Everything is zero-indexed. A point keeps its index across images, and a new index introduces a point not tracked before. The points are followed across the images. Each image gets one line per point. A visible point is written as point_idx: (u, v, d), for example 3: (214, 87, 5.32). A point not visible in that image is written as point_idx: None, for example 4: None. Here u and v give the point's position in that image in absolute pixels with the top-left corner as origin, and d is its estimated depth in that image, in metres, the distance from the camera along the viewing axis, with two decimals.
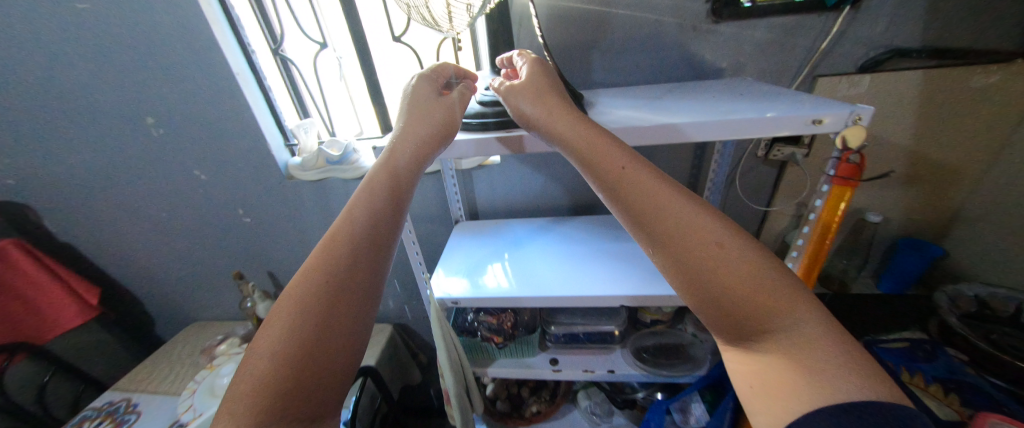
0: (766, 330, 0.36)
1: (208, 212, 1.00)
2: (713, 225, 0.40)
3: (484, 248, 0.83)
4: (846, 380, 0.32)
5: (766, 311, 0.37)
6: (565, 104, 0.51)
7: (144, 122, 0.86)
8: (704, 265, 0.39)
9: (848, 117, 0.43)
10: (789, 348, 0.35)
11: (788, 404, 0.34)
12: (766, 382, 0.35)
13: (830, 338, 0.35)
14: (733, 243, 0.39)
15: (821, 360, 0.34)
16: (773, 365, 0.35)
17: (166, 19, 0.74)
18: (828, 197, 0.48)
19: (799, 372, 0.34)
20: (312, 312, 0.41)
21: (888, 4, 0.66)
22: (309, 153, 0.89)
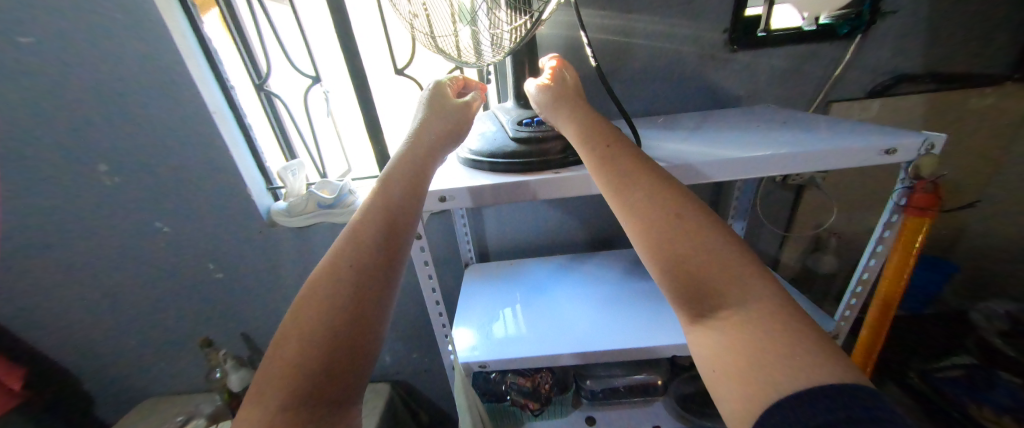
0: (724, 304, 0.32)
1: (171, 271, 0.86)
2: (685, 199, 0.37)
3: (501, 295, 0.74)
4: (804, 361, 0.28)
5: (722, 283, 0.33)
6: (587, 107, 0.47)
7: (96, 170, 0.73)
8: (664, 234, 0.35)
9: (922, 146, 0.40)
10: (745, 324, 0.30)
11: (752, 391, 0.28)
12: (728, 365, 0.30)
13: (788, 317, 0.30)
14: (693, 214, 0.36)
15: (778, 339, 0.29)
16: (730, 344, 0.30)
17: (130, 53, 0.65)
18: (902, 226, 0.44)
19: (754, 350, 0.29)
20: (323, 326, 0.34)
21: (895, 31, 0.67)
22: (296, 196, 0.79)
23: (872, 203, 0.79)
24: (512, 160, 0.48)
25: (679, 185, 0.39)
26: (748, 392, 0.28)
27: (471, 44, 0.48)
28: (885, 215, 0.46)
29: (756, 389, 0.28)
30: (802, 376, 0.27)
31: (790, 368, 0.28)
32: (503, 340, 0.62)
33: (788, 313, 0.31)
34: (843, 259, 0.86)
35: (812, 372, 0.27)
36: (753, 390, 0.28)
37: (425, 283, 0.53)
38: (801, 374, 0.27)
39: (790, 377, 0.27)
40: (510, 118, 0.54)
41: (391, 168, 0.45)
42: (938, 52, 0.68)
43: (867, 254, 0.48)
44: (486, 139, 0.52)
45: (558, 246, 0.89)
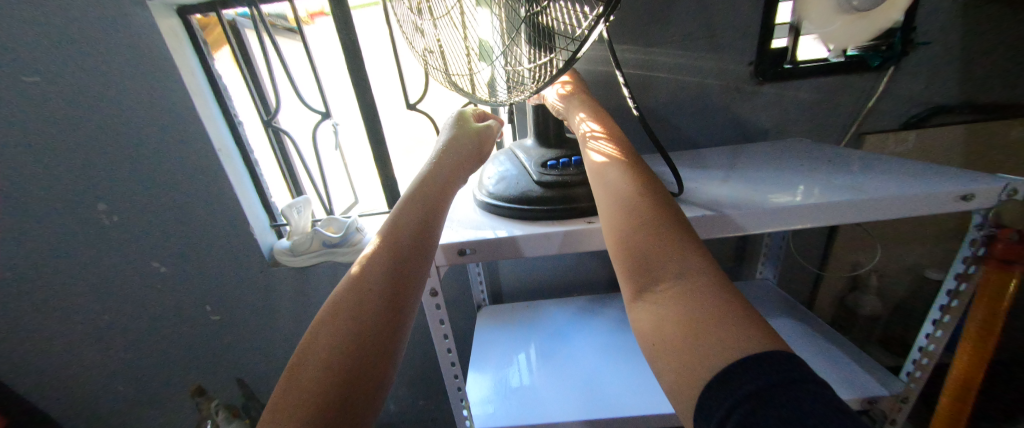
0: (665, 276, 0.31)
1: (166, 314, 0.81)
2: (650, 183, 0.37)
3: (518, 343, 0.68)
4: (733, 333, 0.26)
5: (665, 254, 0.31)
6: (602, 118, 0.46)
7: (95, 210, 0.70)
8: (623, 209, 0.35)
9: (1001, 192, 0.37)
10: (684, 298, 0.29)
11: (686, 367, 0.27)
12: (666, 340, 0.29)
13: (727, 291, 0.29)
14: (654, 194, 0.35)
15: (711, 309, 0.28)
16: (665, 315, 0.29)
17: (137, 91, 0.63)
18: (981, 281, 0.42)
19: (687, 320, 0.28)
20: (333, 352, 0.31)
21: (929, 62, 0.64)
22: (301, 235, 0.75)
23: (913, 239, 0.74)
24: (542, 207, 0.44)
25: (648, 174, 0.38)
26: (683, 365, 0.27)
27: (484, 84, 0.44)
28: (959, 266, 0.44)
29: (687, 363, 0.27)
30: (731, 350, 0.26)
31: (720, 342, 0.26)
32: (522, 400, 0.55)
33: (729, 289, 0.29)
34: (884, 300, 0.79)
35: (741, 343, 0.26)
36: (683, 365, 0.27)
37: (439, 342, 0.47)
38: (729, 347, 0.26)
39: (718, 351, 0.26)
40: (532, 159, 0.50)
41: (409, 194, 0.42)
42: (975, 83, 0.65)
43: (939, 307, 0.45)
44: (508, 181, 0.48)
45: (576, 284, 0.84)
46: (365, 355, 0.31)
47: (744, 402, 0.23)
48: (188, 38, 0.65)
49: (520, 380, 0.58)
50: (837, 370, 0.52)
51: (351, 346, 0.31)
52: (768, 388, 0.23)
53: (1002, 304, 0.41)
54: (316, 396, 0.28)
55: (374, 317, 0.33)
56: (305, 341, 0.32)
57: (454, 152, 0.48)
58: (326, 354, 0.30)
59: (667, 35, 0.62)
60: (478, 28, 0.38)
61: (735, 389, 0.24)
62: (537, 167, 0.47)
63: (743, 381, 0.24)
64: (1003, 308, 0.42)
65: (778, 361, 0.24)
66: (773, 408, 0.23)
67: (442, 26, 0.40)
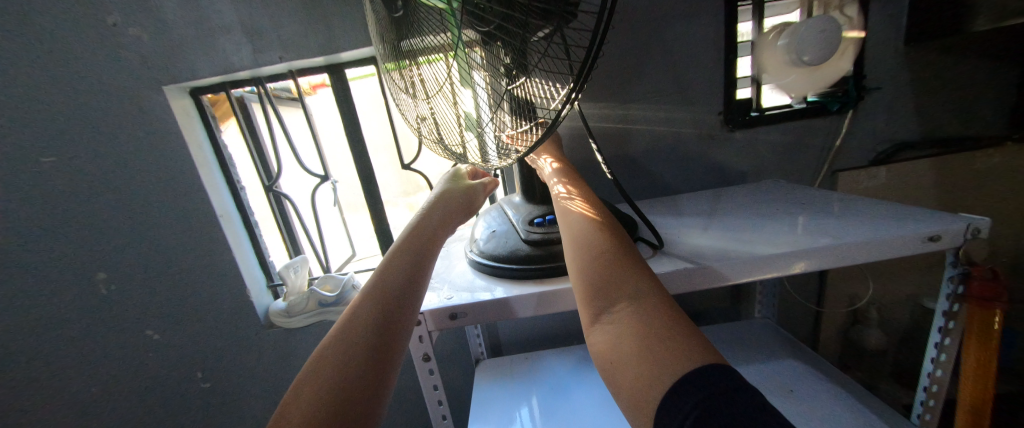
0: (621, 298, 0.34)
1: (152, 387, 0.78)
2: (609, 218, 0.41)
3: (518, 398, 0.65)
4: (682, 350, 0.30)
5: (623, 279, 0.34)
6: (570, 170, 0.51)
7: (91, 279, 0.71)
8: (585, 242, 0.38)
9: (966, 230, 0.39)
10: (638, 318, 0.32)
11: (644, 386, 0.29)
12: (622, 358, 0.31)
13: (675, 310, 0.32)
14: (612, 229, 0.40)
15: (662, 328, 0.31)
16: (623, 333, 0.32)
17: (147, 165, 0.67)
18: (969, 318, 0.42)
19: (642, 337, 0.31)
20: (316, 400, 0.32)
21: (883, 103, 0.69)
22: (296, 295, 0.75)
23: (903, 270, 0.75)
24: (531, 267, 0.45)
25: (607, 211, 0.43)
26: (638, 381, 0.30)
27: (477, 148, 0.47)
28: (944, 303, 0.44)
29: (643, 378, 0.29)
30: (681, 366, 0.29)
31: (670, 359, 0.29)
32: None
33: (677, 309, 0.32)
34: (887, 333, 0.78)
35: (688, 359, 0.29)
36: (639, 381, 0.30)
37: (433, 407, 0.47)
38: (678, 363, 0.29)
39: (668, 368, 0.29)
40: (520, 216, 0.53)
41: (398, 243, 0.45)
42: (931, 120, 0.70)
43: (934, 346, 0.45)
44: (498, 239, 0.50)
45: (575, 332, 0.83)
46: (345, 404, 0.32)
47: (693, 413, 0.26)
48: (198, 115, 0.71)
49: None
50: (845, 413, 0.50)
51: (332, 392, 0.32)
52: (711, 398, 0.27)
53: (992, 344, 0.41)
54: None
55: (359, 368, 0.33)
56: (290, 397, 0.32)
57: (443, 203, 0.50)
58: (309, 411, 0.31)
59: (639, 91, 0.68)
60: (467, 102, 0.42)
61: (684, 403, 0.27)
62: (523, 227, 0.49)
63: (690, 394, 0.27)
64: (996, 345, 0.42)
65: (717, 373, 0.28)
66: (716, 417, 0.26)
67: (435, 102, 0.44)
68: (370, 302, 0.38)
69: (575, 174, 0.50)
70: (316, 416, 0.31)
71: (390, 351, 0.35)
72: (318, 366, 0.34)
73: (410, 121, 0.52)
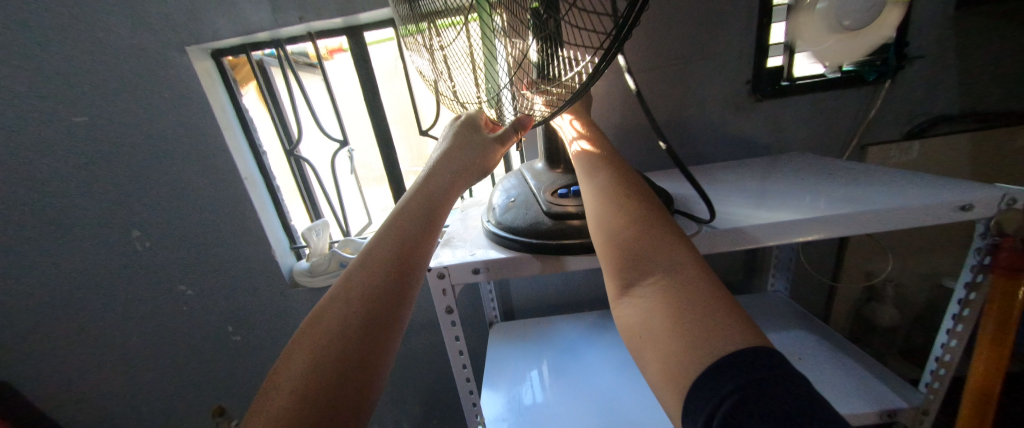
0: (654, 271, 0.34)
1: (191, 336, 0.85)
2: (644, 190, 0.40)
3: (531, 359, 0.68)
4: (718, 329, 0.29)
5: (655, 252, 0.34)
6: (597, 136, 0.50)
7: (130, 236, 0.75)
8: (615, 211, 0.38)
9: (1000, 201, 0.38)
10: (672, 292, 0.32)
11: (679, 363, 0.29)
12: (654, 330, 0.31)
13: (713, 288, 0.31)
14: (641, 198, 0.39)
15: (697, 305, 0.30)
16: (655, 306, 0.32)
17: (174, 126, 0.69)
18: (994, 288, 0.41)
19: (675, 312, 0.31)
20: (333, 331, 0.35)
21: (924, 74, 0.65)
22: (319, 256, 0.78)
23: (926, 247, 0.73)
24: (550, 240, 0.44)
25: (640, 182, 0.42)
26: (667, 356, 0.30)
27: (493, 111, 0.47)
28: (968, 275, 0.44)
29: (675, 353, 0.29)
30: (715, 347, 0.28)
31: (704, 339, 0.29)
32: (537, 417, 0.56)
33: (716, 287, 0.32)
34: (902, 311, 0.78)
35: (724, 340, 0.28)
36: (667, 357, 0.30)
37: (454, 358, 0.49)
38: (713, 343, 0.29)
39: (705, 346, 0.29)
40: (543, 183, 0.52)
41: (417, 199, 0.45)
42: (976, 92, 0.66)
43: (952, 316, 0.45)
44: (518, 209, 0.49)
45: (587, 300, 0.85)
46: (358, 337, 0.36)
47: (728, 397, 0.26)
48: (219, 77, 0.71)
49: (531, 398, 0.59)
50: (852, 383, 0.52)
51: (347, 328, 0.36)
52: (749, 385, 0.26)
53: (1014, 315, 0.41)
54: (311, 361, 0.34)
55: (371, 317, 0.37)
56: (309, 325, 0.37)
57: (456, 160, 0.48)
58: (321, 341, 0.35)
59: (662, 58, 0.66)
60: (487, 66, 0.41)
61: (718, 388, 0.27)
62: (546, 201, 0.48)
63: (726, 377, 0.27)
64: (1015, 315, 0.41)
65: (757, 357, 0.27)
66: (752, 406, 0.26)
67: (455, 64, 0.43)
68: (388, 258, 0.40)
69: (603, 141, 0.49)
70: (328, 350, 0.34)
71: (398, 306, 0.38)
72: (332, 305, 0.37)
73: (425, 81, 0.51)
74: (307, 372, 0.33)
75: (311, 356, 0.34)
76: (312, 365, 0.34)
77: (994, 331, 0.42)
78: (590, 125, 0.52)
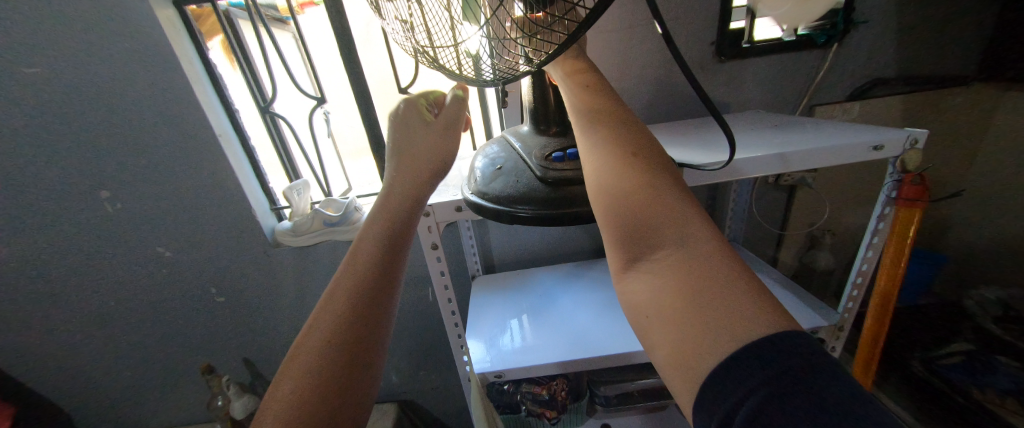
0: (664, 247, 0.33)
1: (174, 298, 0.85)
2: (655, 153, 0.38)
3: (511, 306, 0.74)
4: (743, 310, 0.29)
5: (667, 225, 0.33)
6: (596, 80, 0.44)
7: (99, 199, 0.73)
8: (622, 175, 0.36)
9: (906, 141, 0.45)
10: (690, 267, 0.31)
11: (707, 346, 0.29)
12: (684, 304, 0.30)
13: (729, 270, 0.31)
14: (647, 159, 0.37)
15: (710, 287, 0.30)
16: (664, 282, 0.32)
17: (139, 80, 0.66)
18: (895, 218, 0.49)
19: (692, 292, 0.30)
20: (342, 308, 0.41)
21: (868, 38, 0.71)
22: (301, 216, 0.79)
23: (859, 199, 0.83)
24: (533, 209, 0.45)
25: (646, 138, 0.39)
26: (687, 334, 0.30)
27: (465, 70, 0.42)
28: (878, 208, 0.51)
29: (700, 334, 0.29)
30: (730, 334, 0.28)
31: (716, 325, 0.29)
32: (515, 351, 0.62)
33: (733, 269, 0.31)
34: (837, 255, 0.89)
35: (755, 322, 0.28)
36: (678, 339, 0.30)
37: (437, 277, 0.55)
38: (727, 330, 0.28)
39: (737, 327, 0.28)
40: (531, 147, 0.53)
41: (396, 188, 0.48)
42: (911, 57, 0.73)
43: (864, 247, 0.52)
44: (507, 177, 0.49)
45: (562, 254, 0.91)
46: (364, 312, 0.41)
47: (754, 390, 0.26)
48: (184, 27, 0.68)
49: (505, 338, 0.65)
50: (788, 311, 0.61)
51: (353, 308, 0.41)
52: (783, 374, 0.26)
53: (907, 238, 0.50)
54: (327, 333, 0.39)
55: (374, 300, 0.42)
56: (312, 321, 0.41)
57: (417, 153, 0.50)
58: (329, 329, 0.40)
59: (636, 16, 0.68)
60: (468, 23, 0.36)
61: (742, 381, 0.27)
62: (538, 166, 0.48)
63: (748, 370, 0.27)
64: (909, 239, 0.50)
65: (793, 344, 0.27)
66: (794, 390, 0.26)
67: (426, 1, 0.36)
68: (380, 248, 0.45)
69: (600, 86, 0.44)
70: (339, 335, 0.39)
71: (392, 288, 0.45)
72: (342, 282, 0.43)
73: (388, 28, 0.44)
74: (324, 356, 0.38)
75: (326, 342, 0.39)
76: (336, 330, 0.39)
77: (893, 253, 0.51)
78: (579, 62, 0.46)
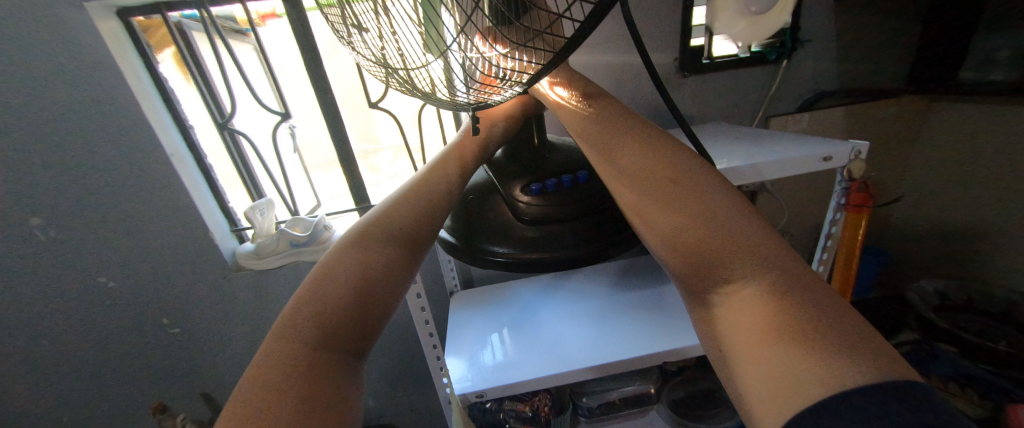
0: (732, 277, 0.27)
1: (117, 332, 0.78)
2: (694, 167, 0.32)
3: (490, 321, 0.73)
4: (842, 352, 0.21)
5: (728, 255, 0.27)
6: (605, 107, 0.41)
7: (28, 227, 0.66)
8: (663, 202, 0.31)
9: (850, 152, 0.48)
10: (765, 302, 0.25)
11: (786, 393, 0.22)
12: (761, 341, 0.24)
13: (817, 301, 0.24)
14: (691, 179, 0.31)
15: (794, 315, 0.23)
16: (737, 322, 0.26)
17: (76, 93, 0.60)
18: (843, 223, 0.53)
19: (771, 330, 0.24)
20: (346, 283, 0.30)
21: (813, 55, 0.78)
22: (265, 237, 0.75)
23: (811, 203, 0.89)
24: (502, 252, 0.45)
25: (681, 154, 0.33)
26: (768, 381, 0.23)
27: (438, 96, 0.36)
28: (829, 214, 0.55)
29: (781, 380, 0.22)
30: (819, 357, 0.21)
31: (799, 349, 0.22)
32: (498, 366, 0.61)
33: (834, 305, 0.24)
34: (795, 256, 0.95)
35: (855, 367, 0.20)
36: (766, 387, 0.23)
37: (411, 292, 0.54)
38: (813, 352, 0.21)
39: (831, 372, 0.21)
40: (502, 169, 0.53)
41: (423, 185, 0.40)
42: (850, 72, 0.80)
43: (820, 249, 0.57)
44: (479, 210, 0.49)
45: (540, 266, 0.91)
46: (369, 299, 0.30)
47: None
48: (128, 39, 0.63)
49: (483, 355, 0.64)
50: None
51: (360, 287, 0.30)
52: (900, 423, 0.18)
53: (857, 240, 0.55)
54: (323, 306, 0.28)
55: (389, 292, 0.31)
56: (296, 302, 0.29)
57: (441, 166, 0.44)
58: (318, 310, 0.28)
59: (605, 34, 0.71)
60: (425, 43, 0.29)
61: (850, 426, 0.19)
62: (511, 202, 0.48)
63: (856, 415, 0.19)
64: (859, 238, 0.55)
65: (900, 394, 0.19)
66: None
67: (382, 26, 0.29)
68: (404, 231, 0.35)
69: (612, 111, 0.40)
70: (332, 327, 0.28)
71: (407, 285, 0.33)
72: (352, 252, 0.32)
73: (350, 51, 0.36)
74: (305, 354, 0.26)
75: (308, 336, 0.27)
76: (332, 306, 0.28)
77: (845, 254, 0.56)
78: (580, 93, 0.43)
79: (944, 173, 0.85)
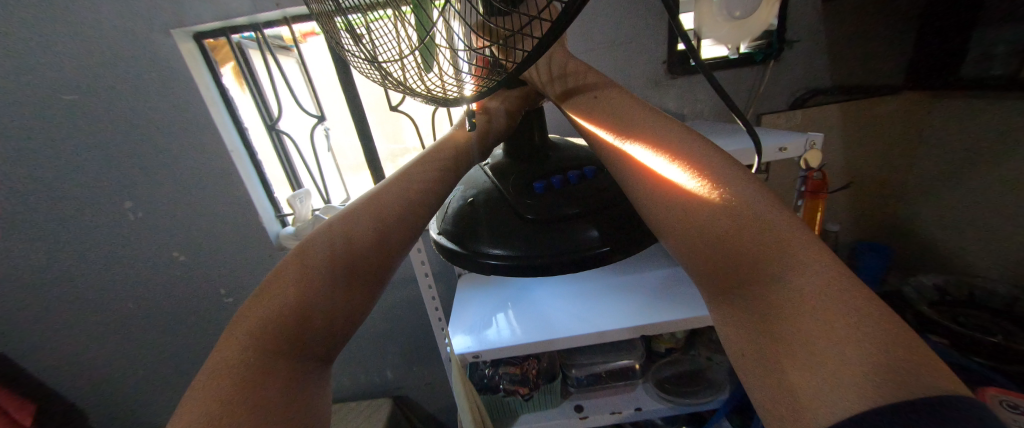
0: (772, 272, 0.25)
1: (185, 297, 0.94)
2: (724, 160, 0.31)
3: (495, 302, 0.82)
4: (903, 357, 0.19)
5: (769, 249, 0.25)
6: (629, 98, 0.41)
7: (122, 207, 0.83)
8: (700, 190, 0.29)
9: (805, 143, 0.54)
10: (814, 301, 0.22)
11: (848, 397, 0.19)
12: (806, 339, 0.22)
13: (875, 306, 0.21)
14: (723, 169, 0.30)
15: (841, 313, 0.21)
16: (782, 321, 0.23)
17: (162, 101, 0.76)
18: (804, 208, 0.58)
19: (820, 330, 0.21)
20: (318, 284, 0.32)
21: (802, 54, 0.81)
22: (303, 221, 0.88)
23: None
24: (508, 251, 0.51)
25: (709, 148, 0.32)
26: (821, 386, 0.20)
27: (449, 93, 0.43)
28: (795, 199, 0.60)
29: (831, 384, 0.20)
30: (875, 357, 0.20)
31: (849, 347, 0.20)
32: (497, 338, 0.70)
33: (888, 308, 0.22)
34: None
35: (916, 372, 0.19)
36: (817, 392, 0.20)
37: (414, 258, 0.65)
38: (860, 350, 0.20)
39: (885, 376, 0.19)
40: (501, 167, 0.62)
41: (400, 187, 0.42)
42: (842, 70, 0.83)
43: None
44: (481, 207, 0.57)
45: None
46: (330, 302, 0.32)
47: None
48: (201, 57, 0.77)
49: (483, 327, 0.73)
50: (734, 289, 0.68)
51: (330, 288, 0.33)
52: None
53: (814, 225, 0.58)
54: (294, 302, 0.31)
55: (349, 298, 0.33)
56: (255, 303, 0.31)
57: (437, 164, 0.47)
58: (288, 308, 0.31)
59: (598, 41, 0.79)
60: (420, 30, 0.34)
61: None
62: (523, 205, 0.54)
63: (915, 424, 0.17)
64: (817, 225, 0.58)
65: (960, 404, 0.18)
66: None
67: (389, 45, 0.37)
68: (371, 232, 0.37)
69: (635, 104, 0.40)
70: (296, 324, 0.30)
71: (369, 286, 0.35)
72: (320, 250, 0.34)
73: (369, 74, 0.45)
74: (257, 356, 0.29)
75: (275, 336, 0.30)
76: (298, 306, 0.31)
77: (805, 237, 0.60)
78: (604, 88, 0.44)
79: (948, 168, 0.85)
